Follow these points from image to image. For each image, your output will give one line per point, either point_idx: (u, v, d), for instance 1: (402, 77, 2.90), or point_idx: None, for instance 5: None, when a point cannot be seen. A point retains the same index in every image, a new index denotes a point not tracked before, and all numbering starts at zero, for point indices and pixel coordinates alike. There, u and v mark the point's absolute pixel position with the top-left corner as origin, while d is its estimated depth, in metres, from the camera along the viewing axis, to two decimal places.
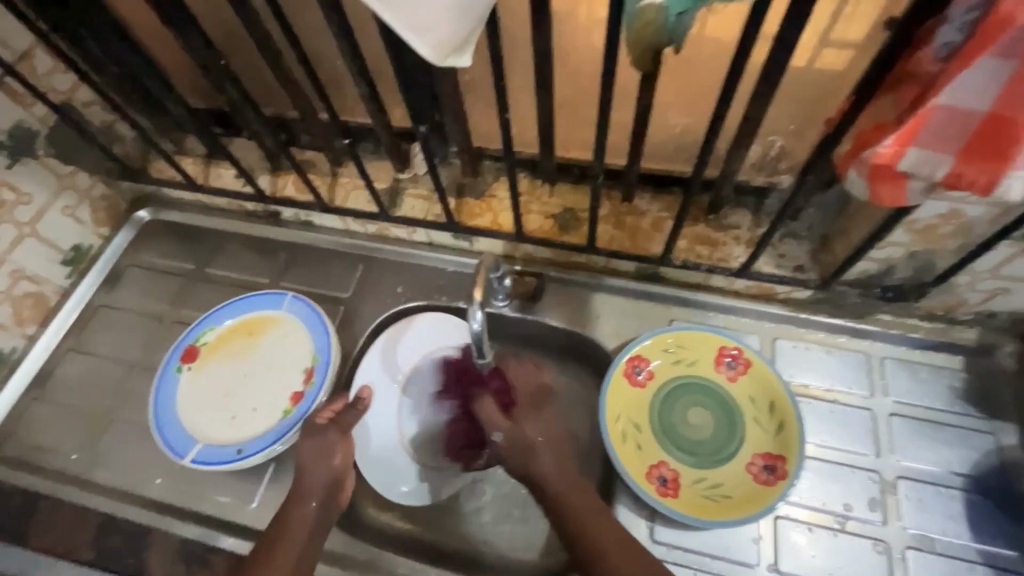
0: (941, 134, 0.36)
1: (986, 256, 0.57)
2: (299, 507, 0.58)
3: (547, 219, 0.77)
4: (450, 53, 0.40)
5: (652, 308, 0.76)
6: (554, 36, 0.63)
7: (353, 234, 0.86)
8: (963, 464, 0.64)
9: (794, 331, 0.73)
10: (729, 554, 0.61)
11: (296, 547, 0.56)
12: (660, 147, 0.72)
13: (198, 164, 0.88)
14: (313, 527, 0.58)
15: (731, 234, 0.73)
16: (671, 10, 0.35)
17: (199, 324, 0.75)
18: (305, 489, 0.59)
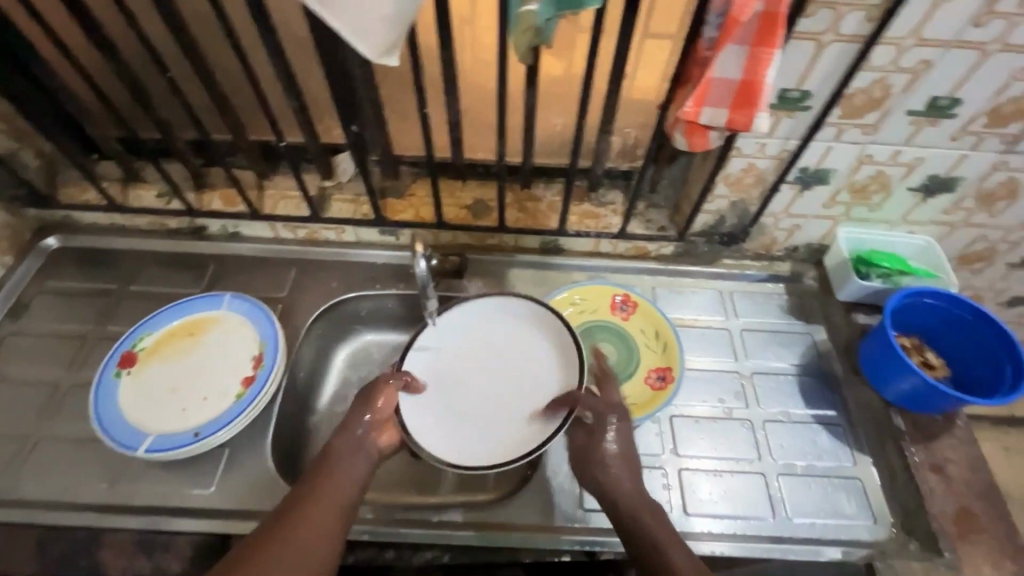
0: (718, 94, 0.56)
1: (778, 197, 0.80)
2: (334, 451, 0.66)
3: (462, 209, 0.90)
4: (382, 52, 0.53)
5: (556, 276, 0.93)
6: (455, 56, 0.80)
7: (283, 240, 0.93)
8: (794, 357, 0.86)
9: (667, 280, 0.93)
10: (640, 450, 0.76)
11: (338, 478, 0.63)
12: (547, 144, 0.90)
13: (116, 186, 0.90)
14: (354, 465, 0.65)
15: (610, 209, 0.91)
16: (541, 16, 0.50)
17: (134, 330, 0.78)
18: (339, 437, 0.67)
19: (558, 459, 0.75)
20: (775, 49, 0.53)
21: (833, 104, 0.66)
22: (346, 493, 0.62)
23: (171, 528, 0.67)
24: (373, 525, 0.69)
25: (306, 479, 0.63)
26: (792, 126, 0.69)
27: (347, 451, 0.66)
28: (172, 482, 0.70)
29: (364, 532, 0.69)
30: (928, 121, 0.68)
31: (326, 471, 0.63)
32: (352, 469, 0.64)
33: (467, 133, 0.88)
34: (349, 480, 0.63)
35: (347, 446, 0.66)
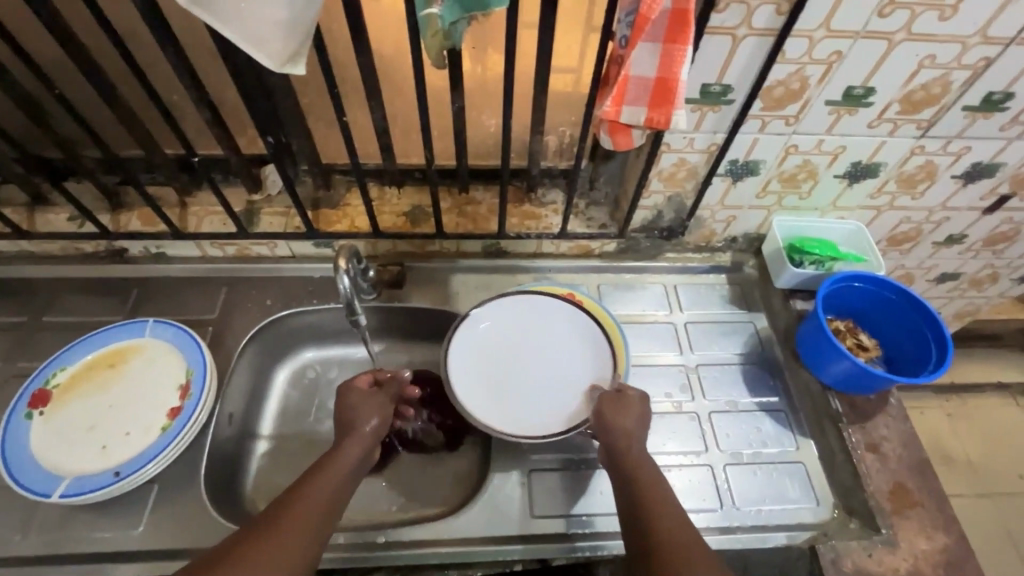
0: (636, 93, 0.55)
1: (712, 190, 0.81)
2: (337, 455, 0.62)
3: (400, 217, 0.87)
4: (285, 61, 0.50)
5: (502, 279, 0.91)
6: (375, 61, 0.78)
7: (212, 258, 0.88)
8: (737, 346, 0.87)
9: (612, 276, 0.93)
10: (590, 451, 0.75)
11: (338, 479, 0.60)
12: (481, 144, 0.89)
13: (22, 212, 0.84)
14: (350, 473, 0.62)
15: (551, 208, 0.90)
16: (446, 19, 0.48)
17: (46, 365, 0.72)
18: (349, 440, 0.64)
19: (507, 466, 0.74)
20: (687, 46, 0.52)
21: (753, 98, 0.66)
22: (337, 494, 0.59)
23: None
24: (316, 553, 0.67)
25: (300, 478, 0.59)
26: (717, 120, 0.70)
27: (352, 456, 0.63)
28: (96, 526, 0.66)
29: None
30: (845, 110, 0.69)
31: (327, 470, 0.60)
32: (349, 478, 0.61)
33: (396, 138, 0.86)
34: (344, 484, 0.60)
35: (354, 452, 0.63)
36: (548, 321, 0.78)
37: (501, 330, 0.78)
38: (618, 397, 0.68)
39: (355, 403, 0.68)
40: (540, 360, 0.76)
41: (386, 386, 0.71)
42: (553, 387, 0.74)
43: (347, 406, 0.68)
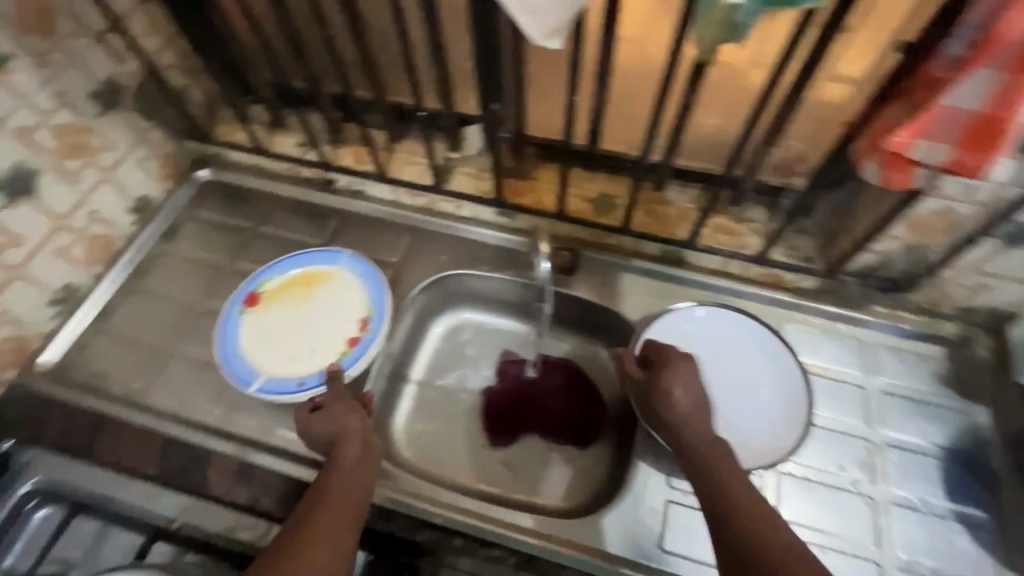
0: (946, 127, 0.46)
1: (973, 251, 0.66)
2: (335, 461, 0.62)
3: (585, 202, 0.86)
4: (549, 33, 0.49)
5: (677, 290, 0.84)
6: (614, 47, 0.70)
7: (401, 205, 0.92)
8: (942, 437, 0.73)
9: (800, 317, 0.82)
10: None
11: (343, 486, 0.60)
12: (693, 145, 0.79)
13: (262, 130, 0.96)
14: (360, 464, 0.63)
15: (749, 226, 0.82)
16: (745, 10, 0.43)
17: (260, 272, 0.82)
18: (345, 442, 0.64)
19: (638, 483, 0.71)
20: None
21: None
22: (353, 492, 0.60)
23: (243, 458, 0.70)
24: (446, 513, 0.68)
25: (309, 498, 0.59)
26: None
27: (349, 457, 0.63)
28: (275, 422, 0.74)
29: (436, 516, 0.67)
30: None
31: (331, 482, 0.60)
32: (358, 473, 0.62)
33: (608, 122, 0.80)
34: (356, 483, 0.61)
35: (352, 451, 0.63)
36: (750, 356, 0.77)
37: (702, 339, 0.77)
38: (668, 370, 0.67)
39: (325, 426, 0.66)
40: (725, 389, 0.76)
41: (328, 401, 0.69)
42: (728, 420, 0.73)
43: (314, 430, 0.66)
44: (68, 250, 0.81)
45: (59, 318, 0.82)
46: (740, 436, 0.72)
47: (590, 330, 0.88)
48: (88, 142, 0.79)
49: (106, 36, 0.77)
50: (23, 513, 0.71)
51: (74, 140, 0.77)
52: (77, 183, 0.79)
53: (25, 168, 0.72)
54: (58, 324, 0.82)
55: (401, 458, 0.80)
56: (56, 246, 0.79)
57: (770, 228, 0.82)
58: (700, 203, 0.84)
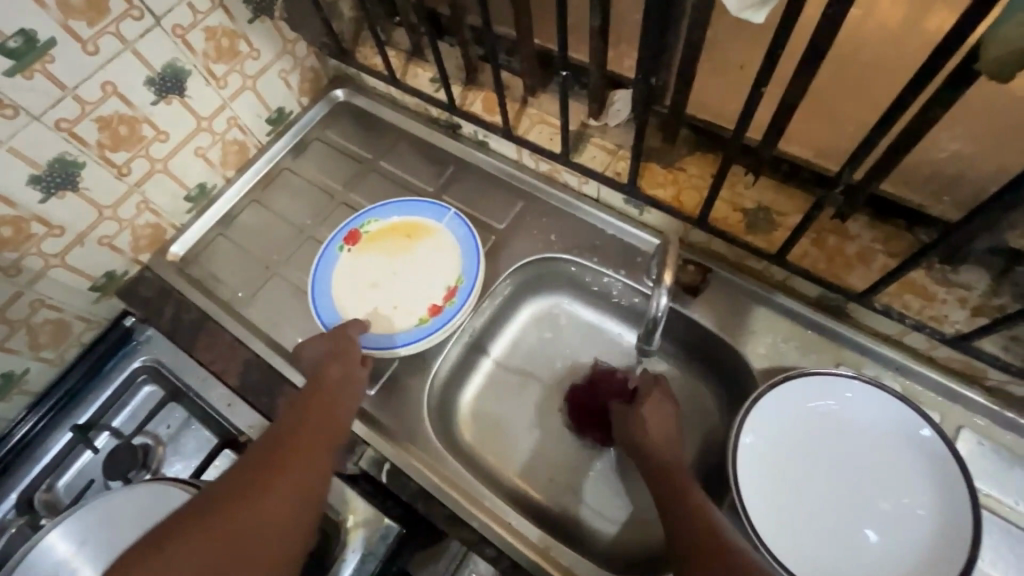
0: None
1: None
2: (322, 377, 0.64)
3: (735, 213, 0.69)
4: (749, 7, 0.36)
5: (821, 344, 0.68)
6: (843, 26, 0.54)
7: (523, 167, 0.84)
8: None
9: (986, 426, 0.62)
10: None
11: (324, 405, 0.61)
12: (909, 171, 0.59)
13: (400, 58, 0.89)
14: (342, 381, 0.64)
15: (955, 294, 0.61)
16: None
17: (365, 212, 0.81)
18: (331, 364, 0.66)
19: None
20: None
21: None
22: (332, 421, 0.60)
23: None
24: (487, 518, 0.64)
25: (293, 414, 0.60)
26: None
27: (336, 374, 0.65)
28: None
29: (475, 518, 0.64)
30: None
31: (314, 398, 0.62)
32: (339, 396, 0.63)
33: (797, 119, 0.62)
34: (339, 404, 0.62)
35: (336, 372, 0.65)
36: (891, 451, 0.59)
37: (846, 421, 0.61)
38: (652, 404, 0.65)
39: (319, 355, 0.68)
40: (850, 489, 0.60)
41: (336, 334, 0.70)
42: (842, 528, 0.58)
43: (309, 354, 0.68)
44: (206, 152, 0.84)
45: (193, 213, 0.87)
46: (843, 554, 0.57)
47: (697, 359, 0.75)
48: (237, 49, 0.79)
49: None
50: (135, 383, 0.78)
51: (225, 44, 0.78)
52: (222, 89, 0.81)
53: (178, 67, 0.74)
54: (191, 219, 0.87)
55: (458, 437, 0.77)
56: (196, 146, 0.82)
57: (989, 305, 0.60)
58: (891, 246, 0.64)
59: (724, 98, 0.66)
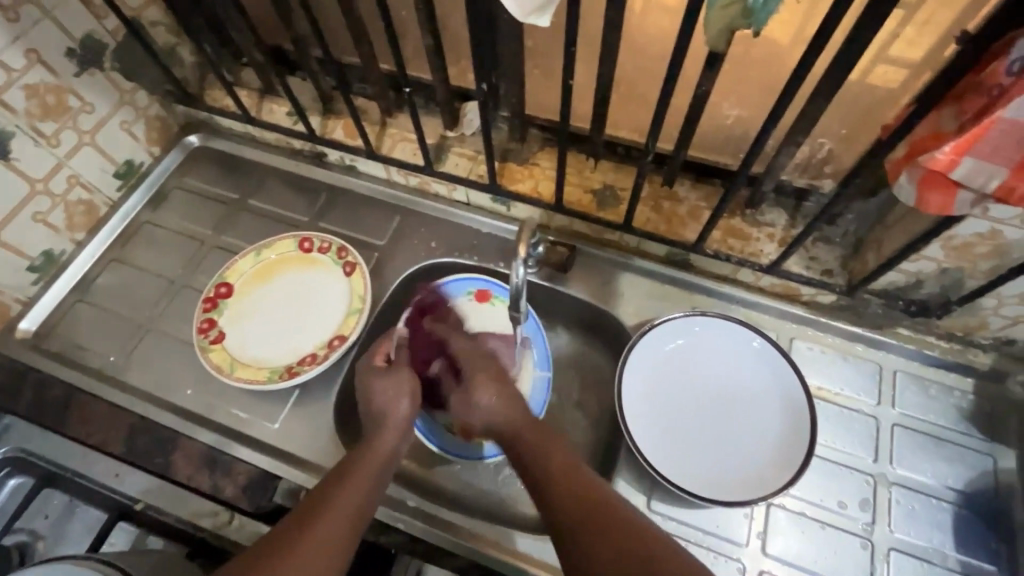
0: (999, 146, 0.39)
1: (1017, 281, 0.58)
2: (370, 447, 0.61)
3: (586, 194, 0.78)
4: (532, 11, 0.43)
5: (677, 294, 0.78)
6: (627, 31, 0.64)
7: (394, 185, 0.88)
8: (958, 480, 0.66)
9: (811, 333, 0.75)
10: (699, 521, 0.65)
11: (362, 488, 0.57)
12: (709, 137, 0.72)
13: (253, 97, 0.90)
14: (386, 462, 0.60)
15: (765, 231, 0.74)
16: None
17: (258, 244, 0.81)
18: (381, 435, 0.63)
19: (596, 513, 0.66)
20: None
21: None
22: (378, 489, 0.59)
23: (224, 448, 0.70)
24: (413, 518, 0.66)
25: (334, 473, 0.58)
26: None
27: (382, 449, 0.61)
28: (248, 409, 0.74)
29: (399, 522, 0.65)
30: None
31: (355, 475, 0.58)
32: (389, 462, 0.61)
33: (612, 106, 0.73)
34: (380, 482, 0.59)
35: (380, 448, 0.61)
36: (743, 367, 0.70)
37: (701, 351, 0.72)
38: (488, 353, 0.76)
39: (385, 391, 0.66)
40: (725, 410, 0.69)
41: (399, 365, 0.69)
42: (725, 444, 0.68)
43: (374, 395, 0.66)
44: (47, 216, 0.79)
45: (41, 284, 0.81)
46: (723, 462, 0.67)
47: (583, 328, 0.82)
48: (66, 104, 0.76)
49: None
50: None
51: (50, 100, 0.74)
52: (55, 147, 0.76)
53: None
54: (39, 290, 0.81)
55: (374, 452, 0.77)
56: (34, 211, 0.77)
57: (790, 235, 0.73)
58: (712, 201, 0.76)
59: (556, 98, 0.75)
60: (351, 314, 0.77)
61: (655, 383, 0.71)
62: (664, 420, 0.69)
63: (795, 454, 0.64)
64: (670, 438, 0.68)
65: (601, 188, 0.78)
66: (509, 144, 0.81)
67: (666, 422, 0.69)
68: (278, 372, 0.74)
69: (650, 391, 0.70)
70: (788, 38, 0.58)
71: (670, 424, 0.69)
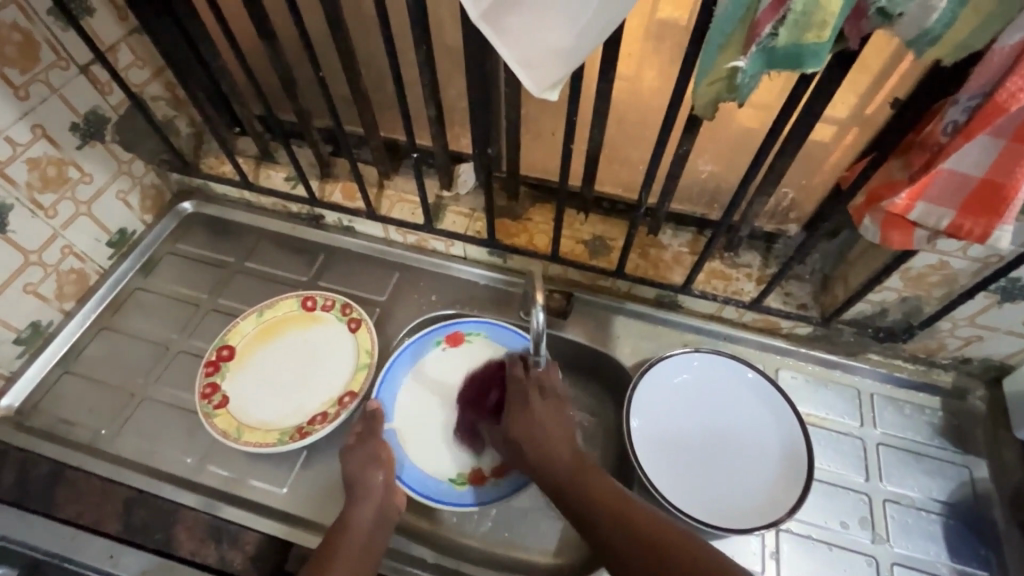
0: (943, 191, 0.46)
1: (967, 304, 0.66)
2: (350, 521, 0.61)
3: (578, 244, 0.84)
4: (547, 86, 0.48)
5: (669, 333, 0.84)
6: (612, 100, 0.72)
7: (391, 243, 0.91)
8: (942, 492, 0.72)
9: (794, 363, 0.81)
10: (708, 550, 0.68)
11: (349, 562, 0.58)
12: (687, 190, 0.80)
13: (250, 163, 0.92)
14: (372, 530, 0.61)
15: (743, 272, 0.81)
16: (746, 73, 0.43)
17: (263, 303, 0.82)
18: (352, 505, 0.62)
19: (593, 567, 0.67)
20: None
21: None
22: (365, 564, 0.58)
23: (219, 513, 0.68)
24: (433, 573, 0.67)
25: (316, 556, 0.59)
26: (1018, 230, 0.56)
27: (366, 519, 0.61)
28: (250, 473, 0.72)
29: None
30: None
31: (337, 552, 0.58)
32: (374, 534, 0.61)
33: (600, 166, 0.80)
34: (365, 557, 0.59)
35: (364, 517, 0.61)
36: (744, 400, 0.75)
37: (701, 386, 0.76)
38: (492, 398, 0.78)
39: (357, 462, 0.66)
40: (726, 440, 0.73)
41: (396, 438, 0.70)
42: (731, 473, 0.71)
43: (349, 466, 0.66)
44: (37, 287, 0.77)
45: (25, 357, 0.79)
46: (731, 491, 0.70)
47: (582, 372, 0.85)
48: (65, 175, 0.76)
49: (89, 67, 0.75)
50: None
51: (51, 172, 0.74)
52: (52, 218, 0.76)
53: None
54: (23, 363, 0.79)
55: None
56: (26, 282, 0.75)
57: (766, 274, 0.80)
58: (694, 247, 0.83)
59: (548, 159, 0.82)
60: (360, 369, 0.77)
61: (656, 418, 0.74)
62: (668, 452, 0.72)
63: (797, 478, 0.68)
64: (680, 469, 0.71)
65: (591, 239, 0.84)
66: (503, 201, 0.87)
67: (672, 454, 0.72)
68: (287, 433, 0.73)
69: (653, 424, 0.74)
70: (750, 105, 0.67)
71: (676, 456, 0.72)
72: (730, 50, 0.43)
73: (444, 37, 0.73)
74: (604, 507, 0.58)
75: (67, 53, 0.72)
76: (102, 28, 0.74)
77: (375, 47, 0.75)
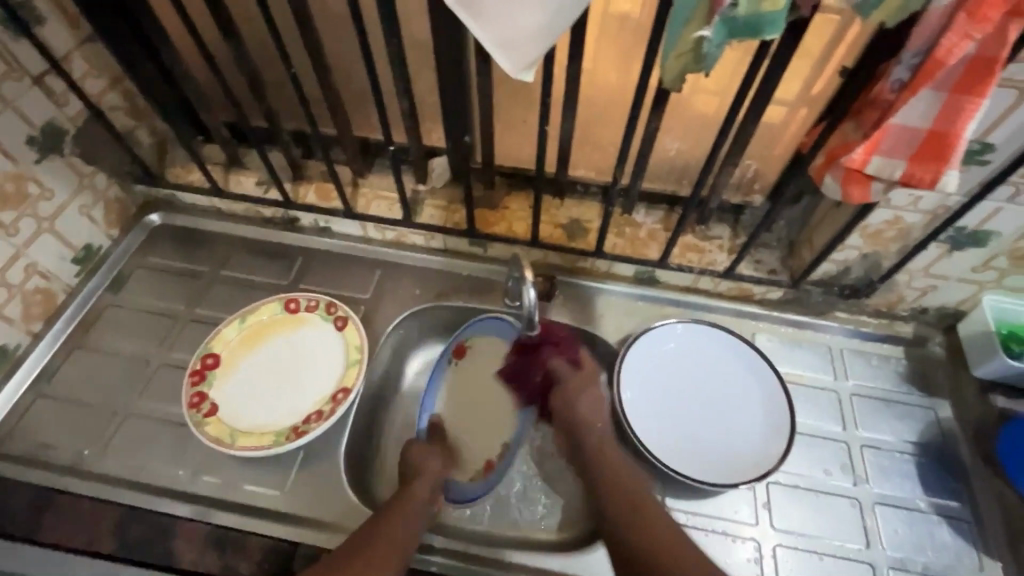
0: (895, 144, 0.50)
1: (921, 255, 0.71)
2: (399, 500, 0.66)
3: (556, 228, 0.86)
4: (524, 66, 0.49)
5: (649, 308, 0.87)
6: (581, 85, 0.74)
7: (370, 241, 0.91)
8: (912, 433, 0.77)
9: (768, 326, 0.85)
10: (704, 508, 0.71)
11: (391, 538, 0.62)
12: (657, 168, 0.83)
13: (219, 170, 0.90)
14: (415, 511, 0.66)
15: (715, 243, 0.84)
16: (712, 42, 0.45)
17: (245, 309, 0.80)
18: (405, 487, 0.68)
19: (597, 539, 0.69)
20: (983, 97, 0.46)
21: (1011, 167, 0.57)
22: (406, 540, 0.63)
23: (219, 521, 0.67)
24: (443, 557, 0.68)
25: (363, 529, 0.63)
26: (960, 181, 0.60)
27: (414, 501, 0.67)
28: (246, 479, 0.71)
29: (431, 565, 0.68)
30: None
31: (381, 529, 0.63)
32: (418, 513, 0.66)
33: (573, 150, 0.82)
34: (408, 532, 0.64)
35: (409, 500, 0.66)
36: (726, 364, 0.78)
37: (685, 354, 0.79)
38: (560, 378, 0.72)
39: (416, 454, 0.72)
40: (712, 404, 0.77)
41: None
42: (719, 434, 0.74)
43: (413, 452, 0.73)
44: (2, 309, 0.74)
45: None
46: (720, 450, 0.73)
47: None
48: (25, 192, 0.73)
49: (43, 78, 0.72)
50: None
51: (9, 189, 0.71)
52: (13, 237, 0.73)
53: None
54: None
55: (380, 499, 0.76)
56: None
57: (736, 244, 0.84)
58: (667, 224, 0.86)
59: (521, 147, 0.83)
60: (351, 366, 0.77)
61: (645, 389, 0.77)
62: (660, 419, 0.75)
63: (780, 432, 0.72)
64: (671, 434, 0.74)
65: (568, 222, 0.86)
66: (480, 191, 0.88)
67: (663, 422, 0.75)
68: (283, 435, 0.72)
69: (642, 395, 0.77)
70: (712, 82, 0.70)
71: (667, 422, 0.75)
72: (695, 22, 0.45)
73: (411, 30, 0.73)
74: (614, 493, 0.65)
75: (19, 64, 0.69)
76: (54, 36, 0.71)
77: (343, 44, 0.75)
